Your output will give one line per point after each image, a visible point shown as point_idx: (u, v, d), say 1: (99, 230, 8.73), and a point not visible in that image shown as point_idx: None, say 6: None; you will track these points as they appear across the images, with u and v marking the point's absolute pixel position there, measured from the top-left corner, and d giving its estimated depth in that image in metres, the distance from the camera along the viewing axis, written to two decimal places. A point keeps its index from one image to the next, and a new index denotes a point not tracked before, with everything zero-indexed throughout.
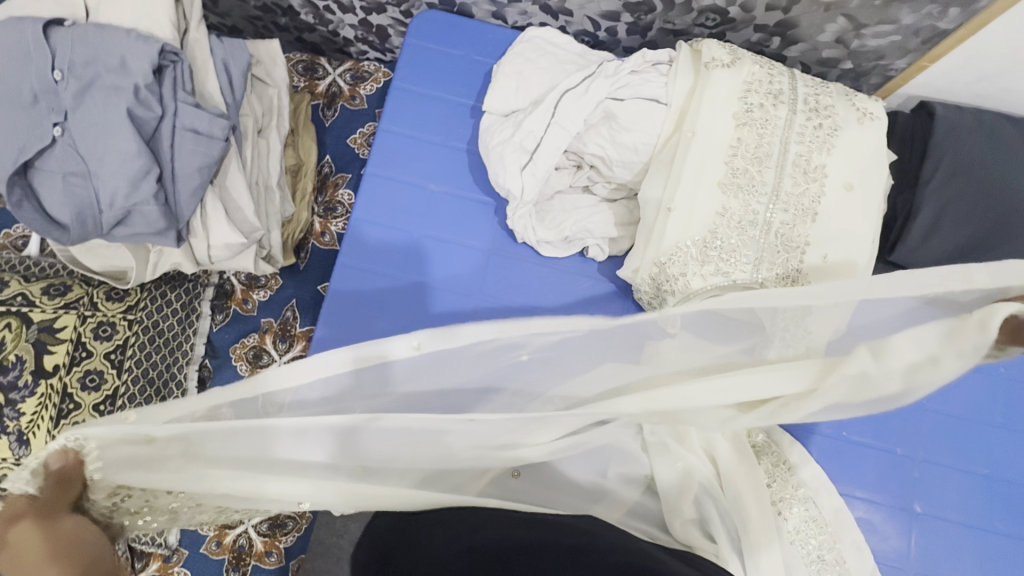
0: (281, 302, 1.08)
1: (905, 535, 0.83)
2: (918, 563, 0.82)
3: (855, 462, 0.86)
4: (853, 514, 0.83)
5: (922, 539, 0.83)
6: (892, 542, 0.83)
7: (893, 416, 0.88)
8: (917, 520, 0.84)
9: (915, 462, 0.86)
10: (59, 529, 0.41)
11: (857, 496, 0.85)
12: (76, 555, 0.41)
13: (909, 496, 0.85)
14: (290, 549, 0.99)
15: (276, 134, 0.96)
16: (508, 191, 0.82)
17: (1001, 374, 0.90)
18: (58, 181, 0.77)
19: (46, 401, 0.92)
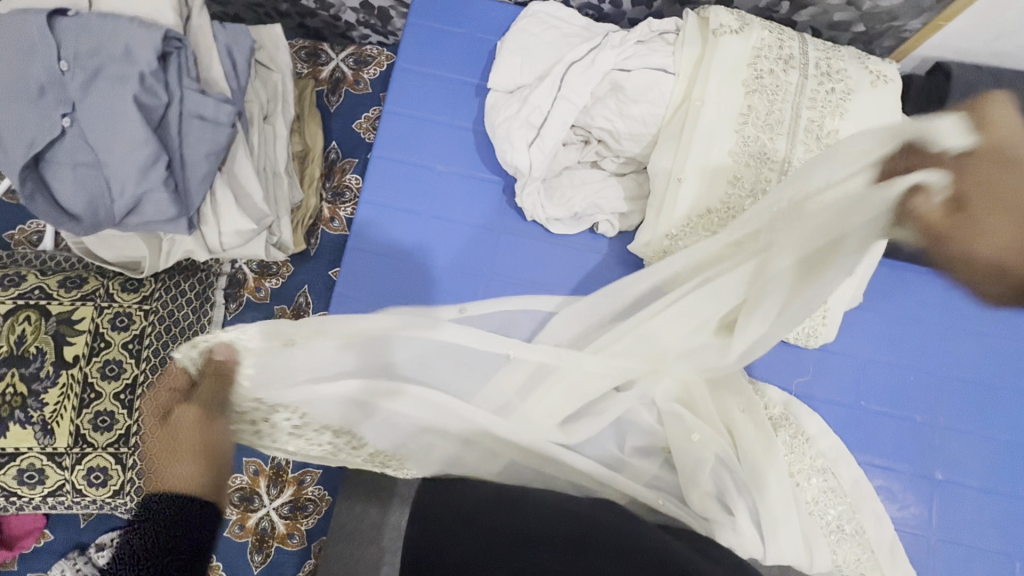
0: (293, 289, 1.08)
1: (926, 502, 0.83)
2: (940, 531, 0.82)
3: (873, 432, 0.85)
4: (873, 483, 0.83)
5: (944, 507, 0.83)
6: (913, 509, 0.82)
7: (911, 384, 0.87)
8: (939, 487, 0.83)
9: (936, 430, 0.86)
10: (208, 419, 0.57)
11: (876, 465, 0.84)
12: (208, 447, 0.55)
13: (930, 464, 0.84)
14: (311, 531, 1.01)
15: (282, 120, 0.96)
16: (516, 168, 0.81)
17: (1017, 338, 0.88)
18: (70, 173, 0.78)
19: (68, 391, 0.94)
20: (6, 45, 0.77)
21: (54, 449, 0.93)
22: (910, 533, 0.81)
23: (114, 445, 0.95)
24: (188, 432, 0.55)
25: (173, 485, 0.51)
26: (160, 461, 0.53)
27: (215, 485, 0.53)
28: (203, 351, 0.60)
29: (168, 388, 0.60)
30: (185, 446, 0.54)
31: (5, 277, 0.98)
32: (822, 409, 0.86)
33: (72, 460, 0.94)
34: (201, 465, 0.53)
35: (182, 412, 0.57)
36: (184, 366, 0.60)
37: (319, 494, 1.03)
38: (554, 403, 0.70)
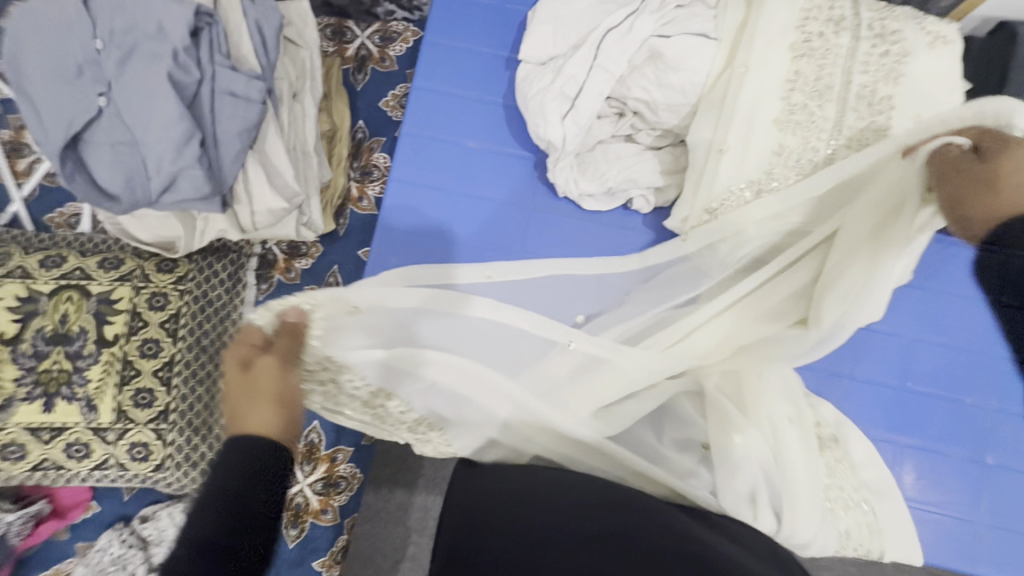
0: (322, 269, 1.09)
1: (976, 487, 0.80)
2: (989, 516, 0.79)
3: (919, 414, 0.82)
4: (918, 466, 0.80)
5: (995, 492, 0.79)
6: (962, 495, 0.79)
7: (961, 365, 0.83)
8: (991, 472, 0.80)
9: (988, 413, 0.82)
10: (287, 370, 0.57)
11: (923, 449, 0.81)
12: (286, 402, 0.56)
13: (982, 448, 0.81)
14: (344, 508, 1.03)
15: (310, 97, 0.95)
16: (549, 142, 0.79)
17: None
18: (108, 152, 0.79)
19: (110, 368, 0.97)
20: (43, 24, 0.77)
21: (98, 424, 0.96)
22: (955, 527, 0.78)
23: (154, 421, 0.98)
24: (269, 380, 0.56)
25: (256, 427, 0.53)
26: (242, 409, 0.54)
27: (291, 435, 0.55)
28: (276, 315, 0.59)
29: (243, 339, 0.58)
30: (264, 394, 0.54)
31: (47, 257, 1.01)
32: (856, 413, 0.82)
33: (115, 436, 0.96)
34: (280, 412, 0.54)
35: (264, 362, 0.56)
36: (260, 323, 0.59)
37: (351, 471, 1.04)
38: (595, 387, 0.70)
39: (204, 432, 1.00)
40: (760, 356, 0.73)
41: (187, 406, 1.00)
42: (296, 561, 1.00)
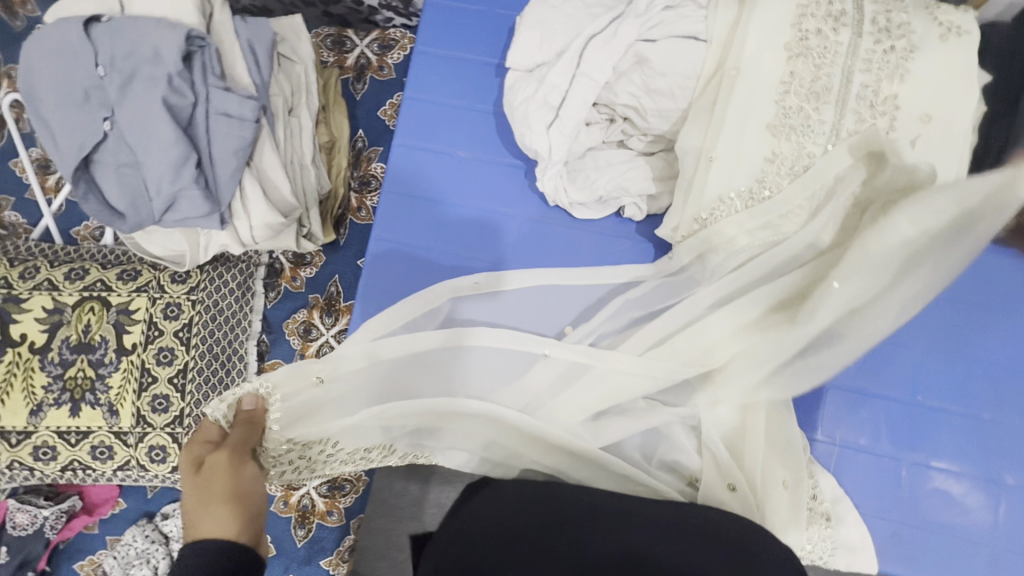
0: (326, 277, 1.12)
1: (993, 507, 0.75)
2: (1008, 538, 0.74)
3: (931, 430, 0.78)
4: (927, 485, 0.76)
5: (1014, 513, 0.75)
6: (977, 515, 0.75)
7: (976, 378, 0.79)
8: (1010, 491, 0.75)
9: (1008, 429, 0.77)
10: (238, 465, 0.61)
11: (934, 467, 0.77)
12: (243, 494, 0.58)
13: (1000, 467, 0.76)
14: (350, 509, 1.06)
15: (307, 112, 0.97)
16: (536, 152, 0.78)
17: None
18: (114, 174, 0.83)
19: (128, 375, 1.02)
20: (51, 52, 0.81)
21: (120, 428, 1.01)
22: (981, 552, 0.74)
23: (171, 425, 1.03)
24: (223, 477, 0.59)
25: (212, 530, 0.53)
26: (198, 511, 0.55)
27: (252, 529, 0.55)
28: (230, 403, 0.67)
29: (200, 439, 0.63)
30: (218, 492, 0.57)
31: (71, 271, 1.07)
32: (858, 478, 0.77)
33: (136, 439, 1.02)
34: (234, 509, 0.56)
35: (218, 456, 0.61)
36: (216, 418, 0.66)
37: (356, 474, 1.07)
38: (583, 399, 0.73)
39: None
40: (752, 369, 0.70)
41: (200, 411, 1.04)
42: (305, 560, 1.04)
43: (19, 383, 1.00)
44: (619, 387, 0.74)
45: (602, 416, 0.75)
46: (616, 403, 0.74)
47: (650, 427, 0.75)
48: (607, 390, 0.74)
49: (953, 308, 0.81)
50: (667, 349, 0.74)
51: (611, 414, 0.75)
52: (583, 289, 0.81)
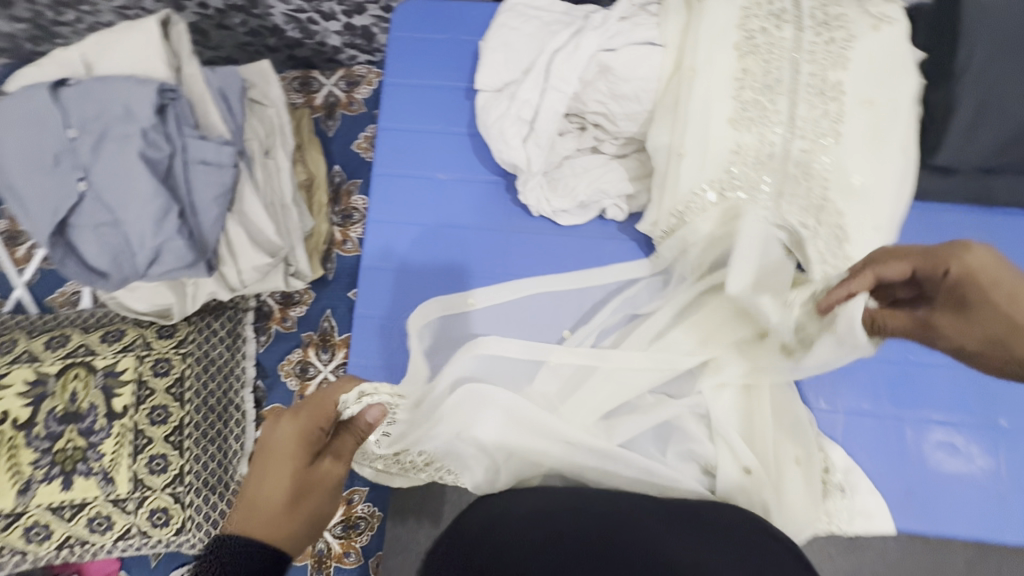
0: (317, 314, 1.11)
1: (992, 454, 0.78)
2: (1012, 481, 0.77)
3: (925, 387, 0.81)
4: (927, 440, 0.79)
5: (1012, 456, 0.78)
6: (978, 462, 0.78)
7: None
8: (1006, 436, 0.78)
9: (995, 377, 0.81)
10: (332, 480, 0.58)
11: (931, 421, 0.80)
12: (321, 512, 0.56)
13: (992, 412, 0.79)
14: (367, 548, 1.03)
15: (283, 153, 0.98)
16: (515, 165, 0.81)
17: None
18: (94, 234, 0.82)
19: (122, 440, 0.99)
20: (18, 121, 0.80)
21: (117, 495, 0.98)
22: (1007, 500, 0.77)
23: (171, 485, 0.99)
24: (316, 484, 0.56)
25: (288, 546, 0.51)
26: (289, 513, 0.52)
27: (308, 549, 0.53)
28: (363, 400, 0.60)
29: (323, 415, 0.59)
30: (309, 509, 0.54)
31: (51, 339, 1.04)
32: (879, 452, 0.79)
33: (134, 504, 0.98)
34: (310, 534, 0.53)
35: (325, 460, 0.57)
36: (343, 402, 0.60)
37: (370, 510, 1.05)
38: (592, 400, 0.74)
39: (220, 488, 1.02)
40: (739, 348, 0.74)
41: (201, 466, 1.01)
42: None
43: (6, 463, 0.96)
44: (623, 386, 0.75)
45: (611, 416, 0.76)
46: (624, 401, 0.75)
47: (660, 421, 0.75)
48: (614, 388, 0.75)
49: None
50: (664, 343, 0.76)
51: (622, 413, 0.75)
52: (577, 292, 0.84)
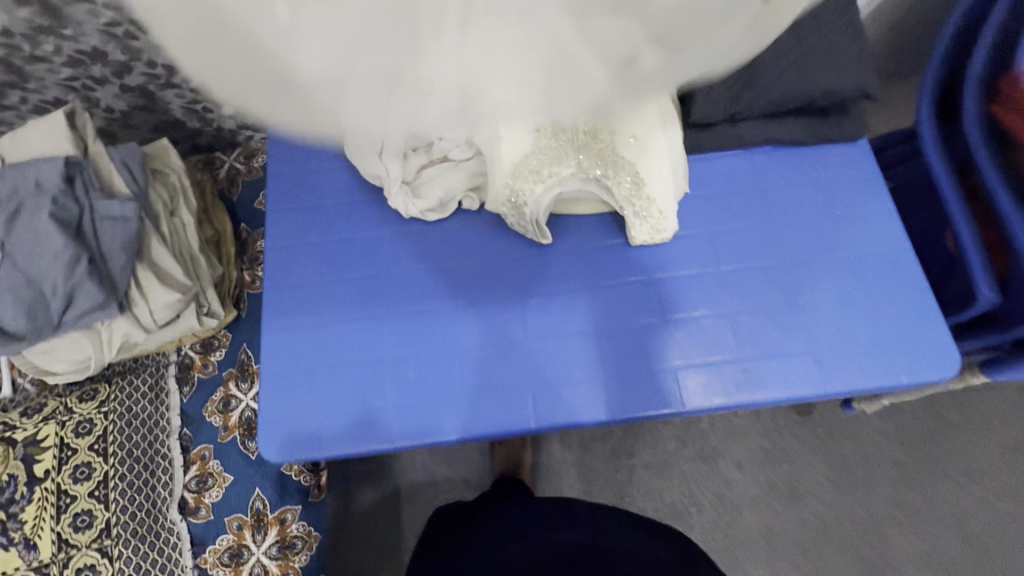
0: (235, 349, 1.17)
1: (819, 362, 0.95)
2: (834, 377, 0.94)
3: (759, 307, 0.99)
4: (764, 352, 0.96)
5: (835, 359, 0.95)
6: (804, 365, 0.95)
7: (786, 268, 1.01)
8: (824, 345, 0.96)
9: (815, 301, 0.98)
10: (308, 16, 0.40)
11: (770, 336, 0.97)
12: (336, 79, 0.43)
13: (815, 333, 0.97)
14: (308, 567, 1.08)
15: (187, 211, 1.11)
16: (378, 175, 1.02)
17: (855, 213, 1.04)
18: (4, 288, 0.90)
19: (44, 503, 1.00)
20: None
21: (40, 561, 0.97)
22: (944, 345, 0.94)
23: (97, 540, 1.00)
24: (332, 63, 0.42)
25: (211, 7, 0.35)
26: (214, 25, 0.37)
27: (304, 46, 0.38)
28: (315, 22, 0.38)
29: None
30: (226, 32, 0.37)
31: None
32: (842, 375, 0.94)
33: (59, 568, 0.98)
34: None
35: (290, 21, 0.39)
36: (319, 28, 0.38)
37: (305, 529, 1.10)
38: None
39: (151, 536, 1.04)
40: (691, 399, 0.95)
41: (128, 516, 1.03)
42: None
43: None
44: None
45: None
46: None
47: None
48: None
49: (732, 206, 1.05)
50: None
51: None
52: (441, 280, 1.03)
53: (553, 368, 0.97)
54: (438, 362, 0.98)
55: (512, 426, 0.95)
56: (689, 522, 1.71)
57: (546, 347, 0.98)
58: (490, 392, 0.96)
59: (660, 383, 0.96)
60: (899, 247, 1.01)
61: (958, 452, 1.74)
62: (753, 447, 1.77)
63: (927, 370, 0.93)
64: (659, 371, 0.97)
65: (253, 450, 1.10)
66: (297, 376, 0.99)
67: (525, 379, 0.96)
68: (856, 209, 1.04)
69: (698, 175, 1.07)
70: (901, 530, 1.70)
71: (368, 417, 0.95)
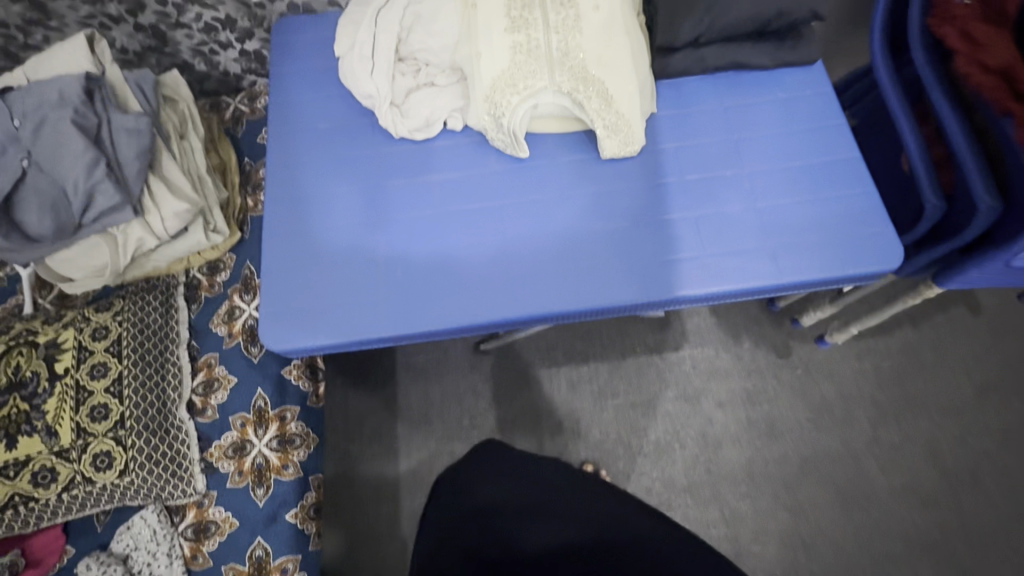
0: (239, 268, 1.27)
1: (772, 258, 1.03)
2: (786, 271, 1.02)
3: (718, 211, 1.08)
4: (721, 252, 1.05)
5: (787, 255, 1.03)
6: (758, 261, 1.04)
7: (743, 177, 1.10)
8: (777, 243, 1.04)
9: (769, 206, 1.07)
10: None
11: (728, 237, 1.06)
12: None
13: (769, 233, 1.05)
14: (305, 461, 1.17)
15: (195, 136, 1.21)
16: (369, 94, 1.13)
17: (809, 128, 1.12)
18: (31, 188, 1.01)
19: (64, 396, 1.10)
20: None
21: (61, 446, 1.07)
22: (888, 239, 1.02)
23: (112, 430, 1.09)
24: None
25: None
26: None
27: None
28: None
29: None
30: None
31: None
32: (793, 269, 1.02)
33: (79, 452, 1.07)
34: None
35: None
36: None
37: (304, 429, 1.19)
38: None
39: (161, 431, 1.12)
40: (657, 292, 1.03)
41: (140, 411, 1.12)
42: (271, 518, 1.10)
43: None
44: None
45: None
46: None
47: None
48: None
49: (696, 124, 1.14)
50: None
51: None
52: (426, 193, 1.12)
53: (532, 267, 1.07)
54: (425, 263, 1.08)
55: (493, 317, 1.04)
56: (673, 457, 1.77)
57: (526, 250, 1.08)
58: (474, 288, 1.06)
59: (629, 279, 1.05)
60: (849, 157, 1.09)
61: (935, 392, 1.80)
62: (735, 387, 1.83)
63: (871, 264, 1.01)
64: (629, 268, 1.05)
65: (255, 353, 1.20)
66: (300, 276, 1.08)
67: (506, 277, 1.06)
68: (810, 125, 1.13)
69: (667, 98, 1.16)
70: (882, 468, 1.74)
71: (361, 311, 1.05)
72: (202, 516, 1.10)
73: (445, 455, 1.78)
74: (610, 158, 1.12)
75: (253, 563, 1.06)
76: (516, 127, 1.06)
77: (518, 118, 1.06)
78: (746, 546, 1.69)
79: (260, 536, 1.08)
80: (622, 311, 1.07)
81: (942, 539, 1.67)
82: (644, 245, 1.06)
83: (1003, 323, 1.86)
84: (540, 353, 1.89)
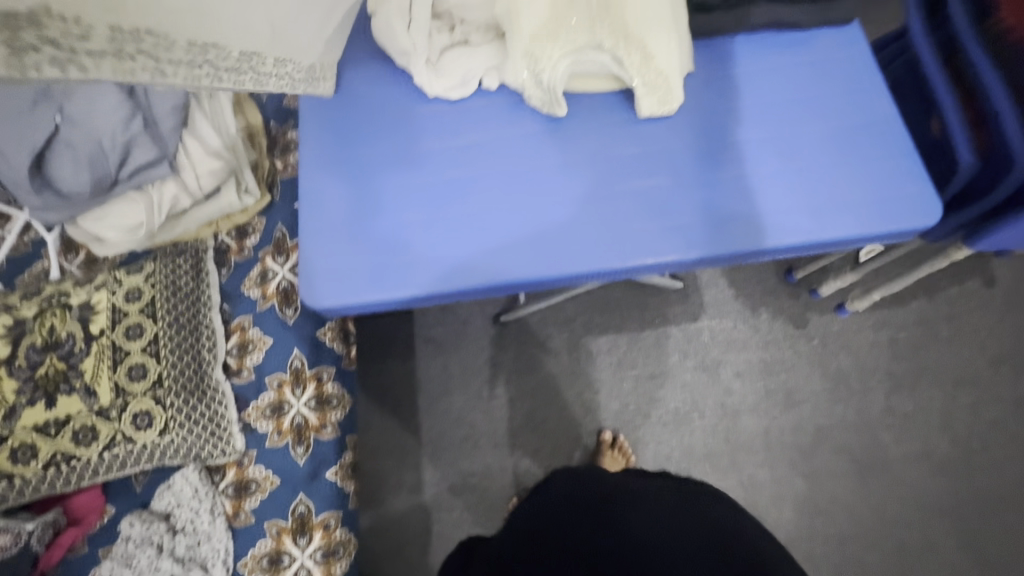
0: (270, 230, 1.25)
1: (812, 216, 1.04)
2: (827, 228, 1.03)
3: (757, 169, 1.08)
4: (763, 210, 1.05)
5: (827, 213, 1.04)
6: (799, 219, 1.04)
7: (783, 136, 1.10)
8: (818, 201, 1.05)
9: (809, 165, 1.07)
10: None
11: (768, 195, 1.06)
12: None
13: (809, 192, 1.06)
14: (341, 422, 1.19)
15: (223, 94, 1.17)
16: (405, 50, 1.09)
17: (847, 87, 1.12)
18: (65, 142, 1.00)
19: (101, 356, 1.09)
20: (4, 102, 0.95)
21: (100, 405, 1.07)
22: (927, 196, 1.04)
23: (151, 389, 1.09)
24: None
25: None
26: None
27: None
28: None
29: None
30: None
31: (25, 292, 1.14)
32: (833, 227, 1.03)
33: (118, 411, 1.07)
34: None
35: None
36: None
37: (339, 391, 1.21)
38: None
39: (199, 392, 1.12)
40: (695, 250, 1.04)
41: (178, 372, 1.12)
42: (312, 475, 1.12)
43: None
44: None
45: None
46: None
47: None
48: None
49: (733, 83, 1.14)
50: None
51: None
52: (465, 153, 1.12)
53: (572, 226, 1.07)
54: (464, 223, 1.07)
55: (535, 275, 1.04)
56: (692, 425, 1.80)
57: (565, 210, 1.08)
58: (515, 246, 1.06)
59: (669, 238, 1.05)
60: (886, 116, 1.10)
61: (948, 362, 1.83)
62: (752, 357, 1.85)
63: (907, 222, 1.03)
64: (668, 226, 1.05)
65: (290, 316, 1.20)
66: (337, 236, 1.07)
67: (546, 235, 1.06)
68: (848, 83, 1.13)
69: (704, 59, 1.15)
70: (896, 435, 1.78)
71: (401, 271, 1.05)
72: (242, 475, 1.11)
73: (467, 424, 1.80)
74: (647, 118, 1.11)
75: (296, 519, 1.08)
76: (555, 84, 1.06)
77: (557, 76, 1.05)
78: (763, 511, 1.72)
79: (302, 493, 1.10)
80: (663, 270, 1.07)
81: (953, 503, 1.72)
82: (683, 205, 1.07)
83: (1016, 295, 1.89)
84: (559, 324, 1.89)
